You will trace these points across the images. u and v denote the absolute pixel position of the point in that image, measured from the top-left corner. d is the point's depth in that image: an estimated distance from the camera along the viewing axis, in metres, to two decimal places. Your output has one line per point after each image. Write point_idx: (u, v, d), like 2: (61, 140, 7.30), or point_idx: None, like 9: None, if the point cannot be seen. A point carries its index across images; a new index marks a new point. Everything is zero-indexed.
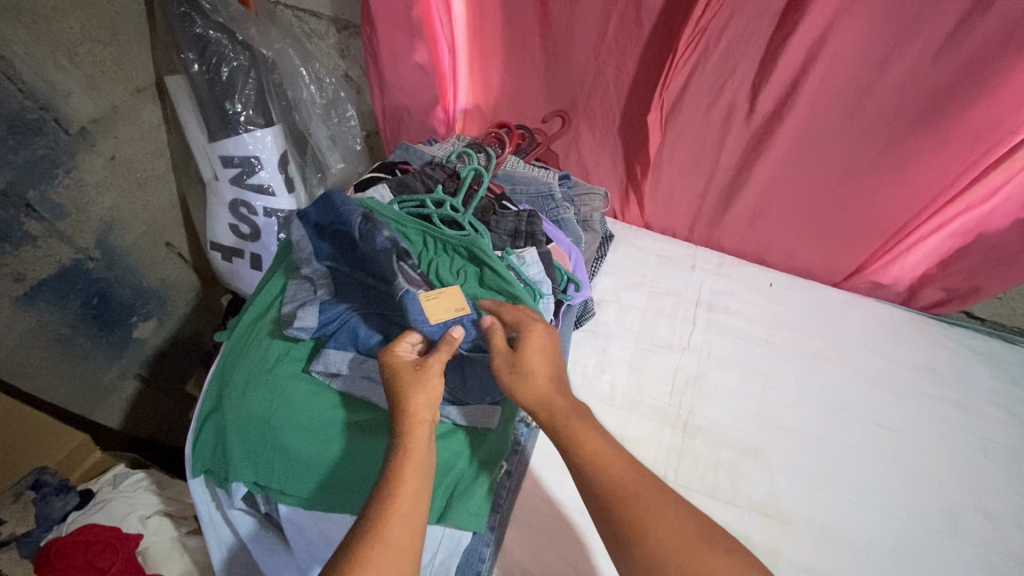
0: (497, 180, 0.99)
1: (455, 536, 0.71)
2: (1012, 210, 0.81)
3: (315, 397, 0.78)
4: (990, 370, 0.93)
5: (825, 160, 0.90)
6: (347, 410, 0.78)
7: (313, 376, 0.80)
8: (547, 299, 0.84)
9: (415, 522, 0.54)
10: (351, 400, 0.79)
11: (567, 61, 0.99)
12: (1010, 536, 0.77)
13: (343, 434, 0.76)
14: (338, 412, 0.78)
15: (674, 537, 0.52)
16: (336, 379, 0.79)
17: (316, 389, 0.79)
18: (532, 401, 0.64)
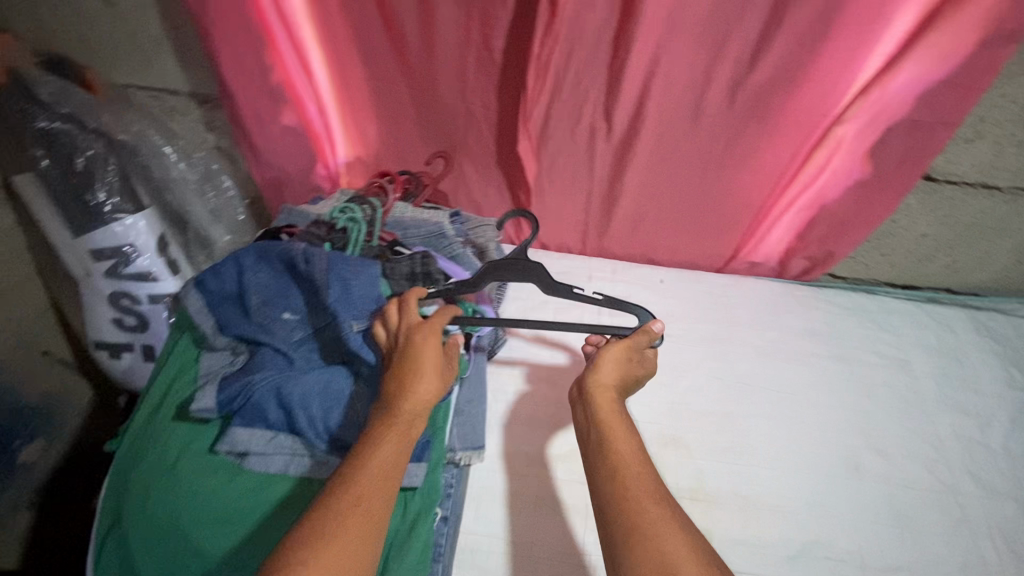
0: (387, 228, 0.99)
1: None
2: (842, 175, 0.90)
3: (229, 483, 0.74)
4: (860, 321, 1.03)
5: (685, 160, 0.99)
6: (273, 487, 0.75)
7: (222, 460, 0.76)
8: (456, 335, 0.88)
9: (384, 500, 0.56)
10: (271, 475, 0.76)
11: (436, 103, 1.03)
12: (902, 466, 0.86)
13: (265, 516, 0.72)
14: (255, 496, 0.74)
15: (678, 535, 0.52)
16: (247, 458, 0.76)
17: (228, 475, 0.75)
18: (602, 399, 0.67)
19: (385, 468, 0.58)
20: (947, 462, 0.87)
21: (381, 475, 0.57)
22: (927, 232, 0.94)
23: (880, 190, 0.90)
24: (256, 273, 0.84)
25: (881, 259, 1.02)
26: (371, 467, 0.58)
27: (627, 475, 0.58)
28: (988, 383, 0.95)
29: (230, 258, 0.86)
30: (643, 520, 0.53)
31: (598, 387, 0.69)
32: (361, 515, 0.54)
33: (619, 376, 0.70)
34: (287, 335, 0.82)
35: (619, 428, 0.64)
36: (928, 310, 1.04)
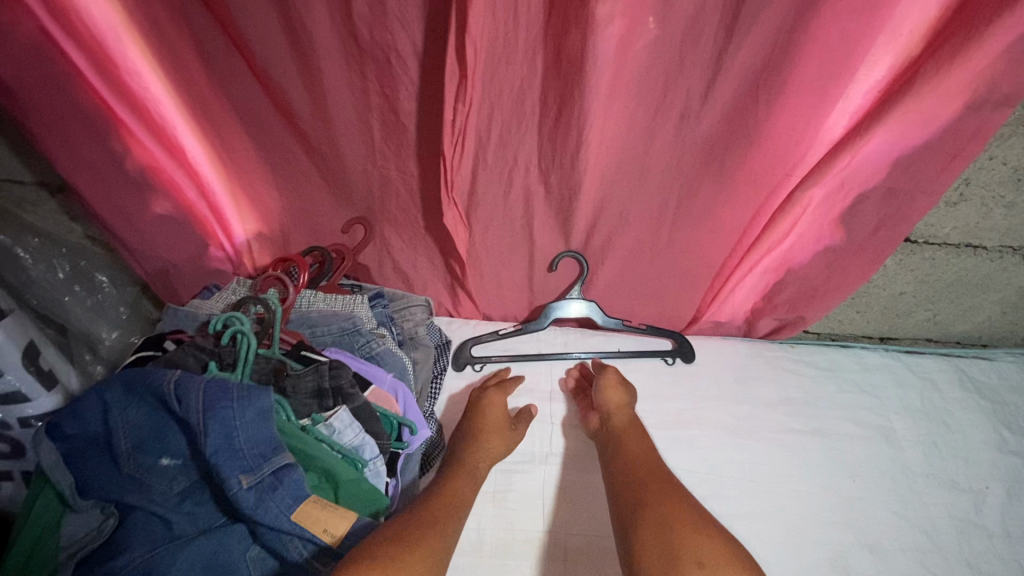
0: (291, 327, 0.83)
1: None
2: (810, 244, 0.80)
3: None
4: (837, 385, 0.93)
5: (634, 221, 0.86)
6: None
7: None
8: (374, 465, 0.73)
9: (448, 528, 0.65)
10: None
11: (343, 172, 0.88)
12: (896, 563, 0.76)
13: None
14: None
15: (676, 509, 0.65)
16: None
17: None
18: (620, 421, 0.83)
19: (452, 505, 0.69)
20: (945, 551, 0.77)
21: (448, 509, 0.68)
22: (906, 289, 0.83)
23: (852, 254, 0.79)
24: (120, 413, 0.67)
25: (857, 315, 0.91)
26: (433, 508, 0.67)
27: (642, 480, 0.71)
28: (979, 449, 0.86)
29: (92, 390, 0.69)
30: (649, 500, 0.67)
31: (615, 410, 0.85)
32: (425, 537, 0.61)
33: (620, 395, 0.87)
34: (166, 488, 0.68)
35: (633, 440, 0.79)
36: (908, 364, 0.95)
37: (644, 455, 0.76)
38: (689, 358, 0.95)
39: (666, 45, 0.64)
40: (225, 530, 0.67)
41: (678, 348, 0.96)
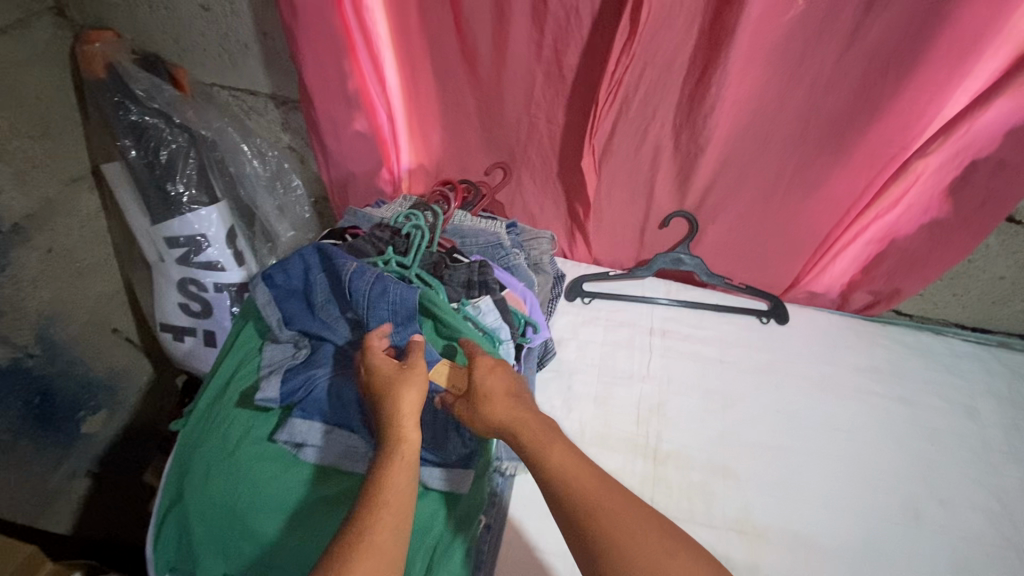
0: (447, 235, 1.00)
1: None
2: (916, 215, 0.88)
3: (285, 470, 0.78)
4: (925, 363, 0.98)
5: (749, 183, 0.97)
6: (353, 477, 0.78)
7: (278, 450, 0.80)
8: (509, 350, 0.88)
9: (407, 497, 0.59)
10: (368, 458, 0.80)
11: (501, 115, 1.05)
12: (965, 518, 0.82)
13: (315, 509, 0.76)
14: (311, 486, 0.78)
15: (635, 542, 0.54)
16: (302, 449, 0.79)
17: (284, 465, 0.79)
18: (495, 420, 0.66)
19: (406, 475, 0.61)
20: (1013, 516, 0.83)
21: (407, 476, 0.61)
22: (1006, 273, 0.90)
23: (956, 231, 0.86)
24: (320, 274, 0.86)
25: (952, 298, 0.97)
26: (394, 475, 0.60)
27: (586, 498, 0.57)
28: None
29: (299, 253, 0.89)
30: (597, 515, 0.56)
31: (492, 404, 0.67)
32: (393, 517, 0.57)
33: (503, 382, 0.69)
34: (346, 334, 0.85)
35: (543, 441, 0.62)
36: (998, 356, 0.99)
37: (580, 474, 0.59)
38: (781, 319, 1.04)
39: (811, 20, 0.75)
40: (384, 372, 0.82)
41: (771, 309, 1.04)
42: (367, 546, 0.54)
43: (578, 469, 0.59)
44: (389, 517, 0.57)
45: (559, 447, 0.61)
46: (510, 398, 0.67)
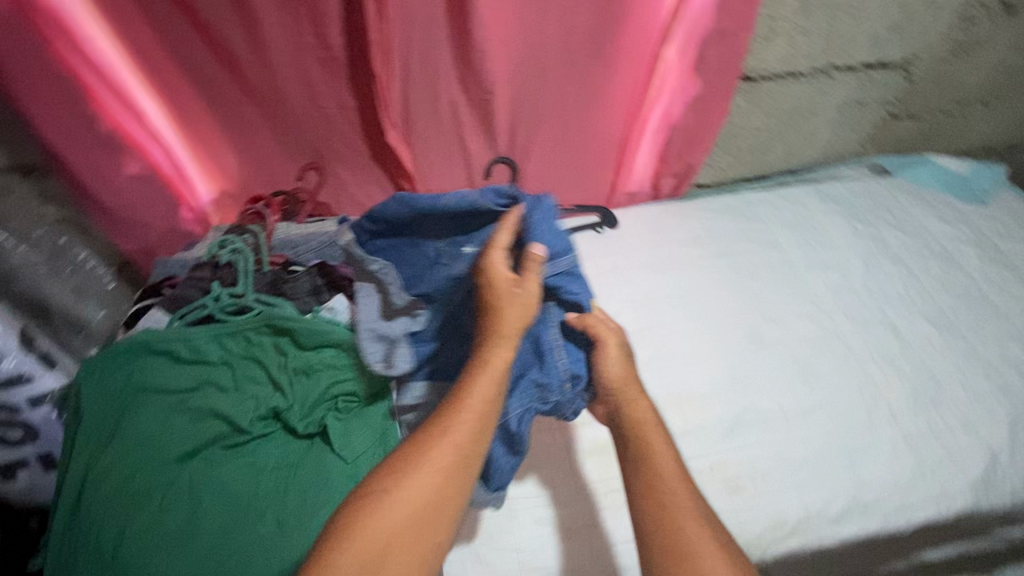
0: (276, 251, 0.94)
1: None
2: (680, 98, 1.00)
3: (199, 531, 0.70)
4: (732, 218, 1.15)
5: (543, 112, 1.04)
6: (267, 511, 0.73)
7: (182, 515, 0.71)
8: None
9: (456, 477, 0.55)
10: (289, 485, 0.76)
11: (290, 115, 1.01)
12: (794, 326, 0.98)
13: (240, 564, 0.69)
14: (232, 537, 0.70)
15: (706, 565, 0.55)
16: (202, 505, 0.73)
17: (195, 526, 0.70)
18: (627, 419, 0.69)
19: (475, 430, 0.58)
20: (827, 310, 1.00)
21: (469, 434, 0.57)
22: (760, 124, 1.07)
23: (714, 101, 0.99)
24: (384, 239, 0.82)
25: (732, 159, 1.14)
26: (443, 444, 0.56)
27: (669, 525, 0.59)
28: (840, 239, 1.11)
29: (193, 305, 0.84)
30: (676, 517, 0.59)
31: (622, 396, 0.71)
32: (435, 474, 0.54)
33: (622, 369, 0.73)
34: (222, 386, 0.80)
35: (651, 434, 0.67)
36: (781, 194, 1.18)
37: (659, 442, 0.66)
38: (613, 224, 1.14)
39: None
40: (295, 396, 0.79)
41: (602, 219, 1.14)
42: (382, 517, 0.51)
43: (671, 467, 0.63)
44: (416, 493, 0.53)
45: (663, 442, 0.66)
46: (625, 383, 0.72)
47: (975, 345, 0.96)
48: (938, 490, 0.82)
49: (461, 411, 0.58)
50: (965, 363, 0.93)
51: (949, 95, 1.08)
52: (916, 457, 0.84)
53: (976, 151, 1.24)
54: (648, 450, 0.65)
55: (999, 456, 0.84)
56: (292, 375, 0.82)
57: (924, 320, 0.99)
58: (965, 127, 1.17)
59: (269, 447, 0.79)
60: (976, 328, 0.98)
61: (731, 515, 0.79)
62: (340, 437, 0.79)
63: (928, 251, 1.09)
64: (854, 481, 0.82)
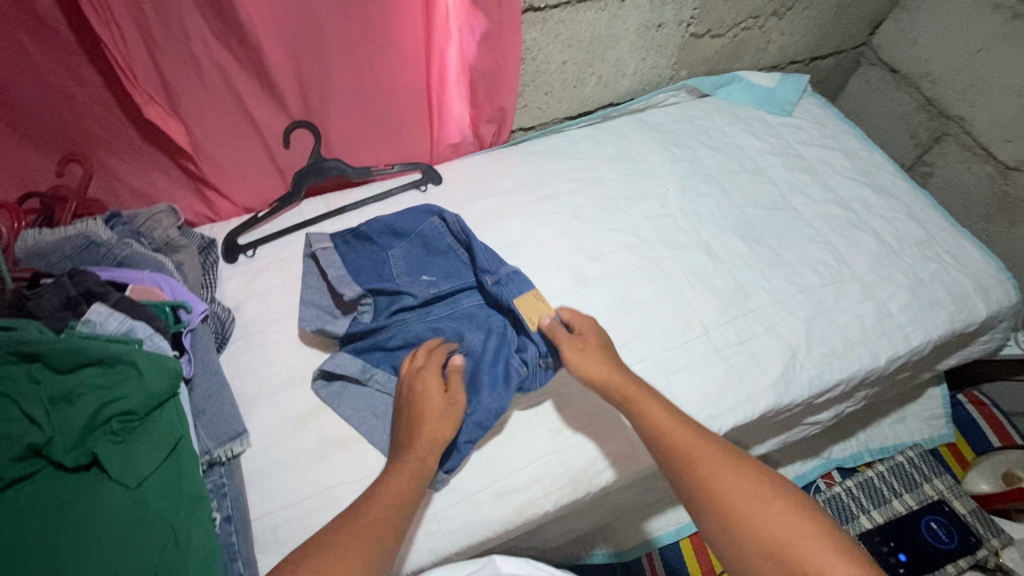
0: (22, 264, 0.81)
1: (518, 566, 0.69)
2: (471, 38, 0.95)
3: None
4: (555, 159, 1.13)
5: (329, 68, 0.94)
6: (31, 565, 0.64)
7: None
8: (412, 260, 0.94)
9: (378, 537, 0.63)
10: (59, 531, 0.67)
11: (16, 101, 0.85)
12: (616, 260, 0.99)
13: None
14: None
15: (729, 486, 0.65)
16: None
17: None
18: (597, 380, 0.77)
19: (399, 496, 0.67)
20: (646, 240, 1.01)
21: (393, 496, 0.67)
22: (564, 58, 1.03)
23: (503, 37, 0.94)
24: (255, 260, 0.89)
25: (547, 97, 1.10)
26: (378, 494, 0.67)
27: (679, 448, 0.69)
28: (659, 165, 1.12)
29: None
30: (686, 451, 0.68)
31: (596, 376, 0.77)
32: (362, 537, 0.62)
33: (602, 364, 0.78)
34: None
35: (636, 398, 0.74)
36: (604, 128, 1.17)
37: (598, 369, 0.77)
38: (436, 181, 1.08)
39: None
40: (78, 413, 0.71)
41: (423, 176, 1.08)
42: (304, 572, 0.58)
43: (663, 422, 0.71)
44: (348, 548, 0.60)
45: (654, 404, 0.74)
46: (614, 371, 0.78)
47: (779, 252, 1.01)
48: (744, 393, 0.86)
49: (391, 471, 0.70)
50: (771, 270, 0.98)
51: (739, 11, 1.10)
52: (727, 366, 0.88)
53: (782, 65, 1.30)
54: (642, 410, 0.73)
55: (798, 352, 0.90)
56: (49, 406, 0.71)
57: (735, 235, 1.02)
58: (765, 42, 1.21)
59: (32, 492, 0.69)
60: (781, 236, 1.03)
61: (555, 453, 0.82)
62: (118, 465, 0.71)
63: (740, 167, 1.12)
64: (670, 399, 0.85)
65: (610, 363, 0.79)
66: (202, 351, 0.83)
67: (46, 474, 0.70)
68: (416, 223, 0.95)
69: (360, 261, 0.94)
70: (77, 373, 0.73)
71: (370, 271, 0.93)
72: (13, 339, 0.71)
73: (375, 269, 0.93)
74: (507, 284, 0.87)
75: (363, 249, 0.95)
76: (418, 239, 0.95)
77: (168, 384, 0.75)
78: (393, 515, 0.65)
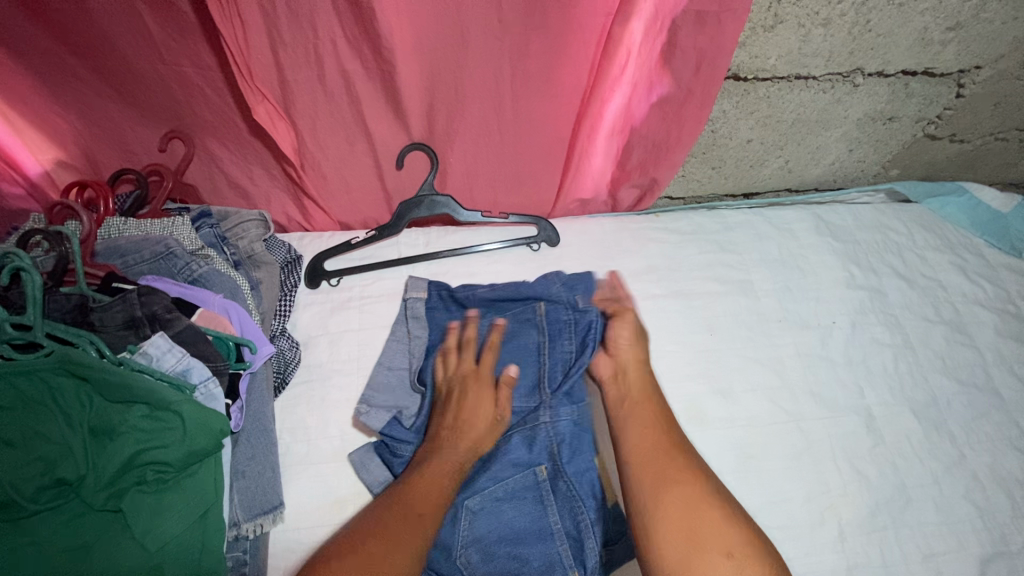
0: (99, 259, 0.74)
1: None
2: (644, 96, 0.76)
3: None
4: (699, 246, 0.92)
5: (467, 97, 0.79)
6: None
7: None
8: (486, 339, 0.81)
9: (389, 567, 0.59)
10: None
11: (132, 73, 0.77)
12: (746, 403, 0.80)
13: None
14: None
15: (698, 523, 0.62)
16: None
17: None
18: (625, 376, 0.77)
19: (442, 492, 0.67)
20: (790, 385, 0.81)
21: (439, 489, 0.67)
22: (752, 136, 0.81)
23: (685, 107, 0.75)
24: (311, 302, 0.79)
25: (713, 171, 0.89)
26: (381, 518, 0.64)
27: (640, 451, 0.69)
28: (829, 287, 0.89)
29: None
30: (653, 473, 0.66)
31: (627, 360, 0.78)
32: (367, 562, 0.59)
33: (635, 354, 0.79)
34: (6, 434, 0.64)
35: (641, 408, 0.74)
36: (769, 218, 0.95)
37: (631, 357, 0.79)
38: (551, 242, 0.92)
39: None
40: (116, 454, 0.64)
41: (539, 234, 0.91)
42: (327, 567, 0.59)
43: (647, 423, 0.72)
44: (397, 538, 0.62)
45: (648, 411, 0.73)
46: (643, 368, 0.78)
47: (963, 450, 0.78)
48: None
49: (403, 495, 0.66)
50: (946, 475, 0.76)
51: (1004, 119, 0.84)
52: None
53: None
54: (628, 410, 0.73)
55: None
56: (90, 437, 0.65)
57: (908, 411, 0.80)
58: (1016, 157, 0.93)
59: (55, 523, 0.63)
60: (970, 427, 0.79)
61: None
62: (144, 519, 0.64)
63: (934, 314, 0.88)
64: None
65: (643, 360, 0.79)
66: (259, 397, 0.75)
67: (74, 506, 0.65)
68: (518, 308, 0.84)
69: (441, 322, 0.83)
70: (125, 407, 0.66)
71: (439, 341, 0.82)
72: (67, 355, 0.64)
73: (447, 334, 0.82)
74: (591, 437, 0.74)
75: (450, 310, 0.85)
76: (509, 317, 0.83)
77: (212, 444, 0.66)
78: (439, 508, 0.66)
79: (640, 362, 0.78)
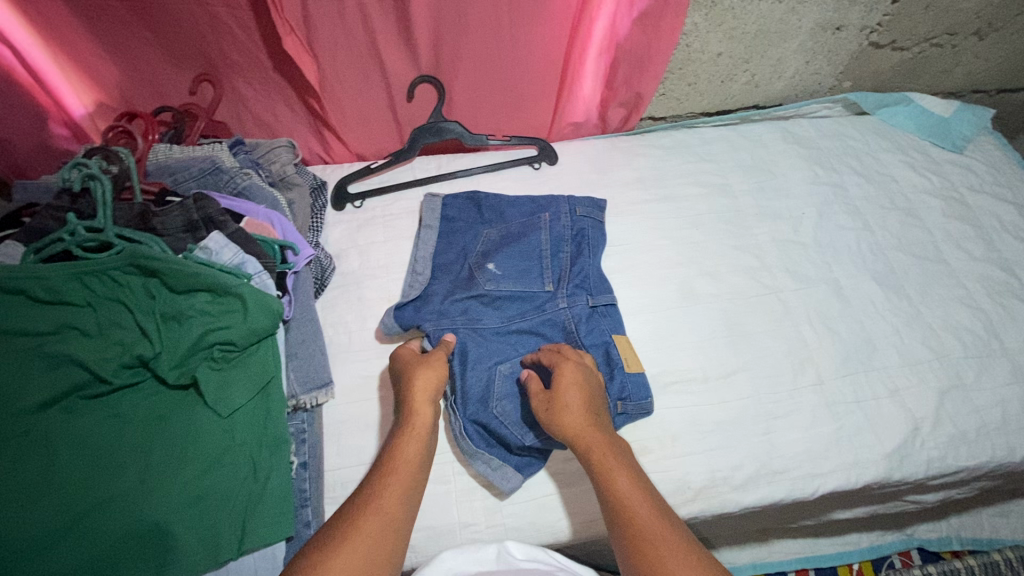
0: (152, 178, 0.83)
1: (529, 551, 0.68)
2: (627, 12, 0.87)
3: (52, 474, 0.65)
4: (682, 158, 1.04)
5: (471, 24, 0.88)
6: (129, 466, 0.67)
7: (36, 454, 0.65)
8: (500, 241, 0.92)
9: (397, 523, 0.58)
10: (154, 442, 0.69)
11: (168, 16, 0.84)
12: (731, 282, 0.91)
13: (104, 513, 0.64)
14: (98, 484, 0.65)
15: None
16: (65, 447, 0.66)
17: (48, 467, 0.65)
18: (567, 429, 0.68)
19: (421, 440, 0.67)
20: (768, 266, 0.93)
21: (422, 439, 0.68)
22: (721, 49, 0.95)
23: (664, 19, 0.86)
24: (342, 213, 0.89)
25: (689, 88, 1.02)
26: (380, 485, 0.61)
27: (637, 530, 0.58)
28: (797, 184, 1.01)
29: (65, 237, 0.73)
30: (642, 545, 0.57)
31: (563, 413, 0.69)
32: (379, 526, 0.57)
33: (578, 397, 0.71)
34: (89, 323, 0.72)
35: (607, 455, 0.66)
36: (740, 131, 1.07)
37: (575, 402, 0.70)
38: (551, 161, 1.02)
39: None
40: (186, 335, 0.72)
41: (540, 153, 1.02)
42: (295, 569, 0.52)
43: (633, 490, 0.62)
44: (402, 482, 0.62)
45: (624, 469, 0.64)
46: (589, 417, 0.69)
47: (919, 308, 0.90)
48: (851, 457, 0.78)
49: (393, 462, 0.64)
50: (906, 328, 0.88)
51: (935, 24, 0.98)
52: (837, 424, 0.80)
53: (961, 92, 1.15)
54: (605, 466, 0.65)
55: (920, 426, 0.81)
56: (161, 322, 0.73)
57: (871, 280, 0.92)
58: (953, 64, 1.07)
59: (135, 397, 0.72)
60: (925, 291, 0.92)
61: None
62: (214, 390, 0.72)
63: (890, 203, 1.00)
64: (766, 446, 0.78)
65: (593, 409, 0.70)
66: (304, 293, 0.85)
67: (150, 384, 0.73)
68: (531, 210, 0.95)
69: (459, 229, 0.94)
70: (189, 295, 0.74)
71: (457, 244, 0.92)
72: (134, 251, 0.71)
73: (466, 238, 0.93)
74: (602, 316, 0.86)
75: (465, 218, 0.95)
76: (516, 223, 0.93)
77: (269, 324, 0.75)
78: (410, 493, 0.62)
79: (583, 412, 0.69)
